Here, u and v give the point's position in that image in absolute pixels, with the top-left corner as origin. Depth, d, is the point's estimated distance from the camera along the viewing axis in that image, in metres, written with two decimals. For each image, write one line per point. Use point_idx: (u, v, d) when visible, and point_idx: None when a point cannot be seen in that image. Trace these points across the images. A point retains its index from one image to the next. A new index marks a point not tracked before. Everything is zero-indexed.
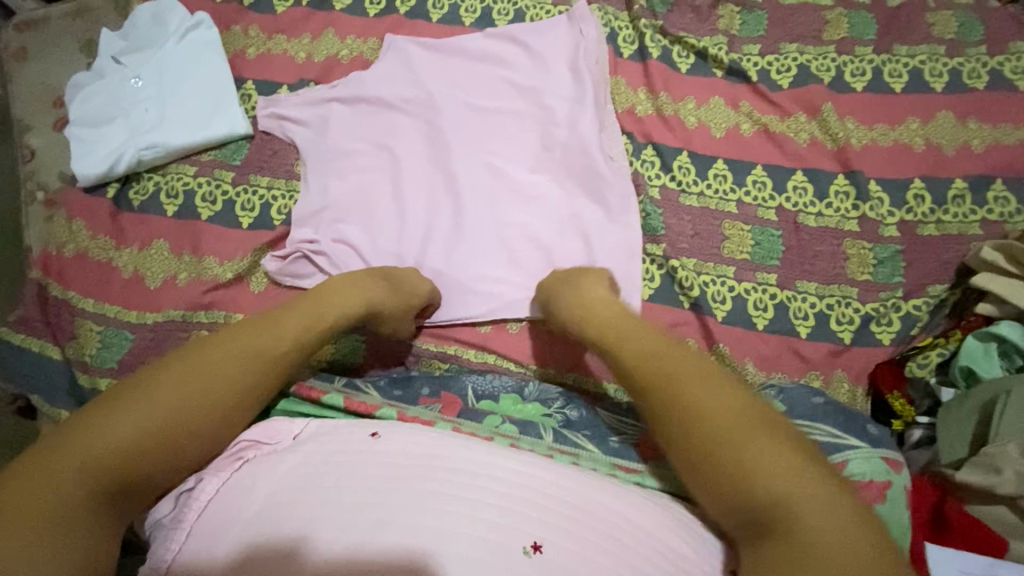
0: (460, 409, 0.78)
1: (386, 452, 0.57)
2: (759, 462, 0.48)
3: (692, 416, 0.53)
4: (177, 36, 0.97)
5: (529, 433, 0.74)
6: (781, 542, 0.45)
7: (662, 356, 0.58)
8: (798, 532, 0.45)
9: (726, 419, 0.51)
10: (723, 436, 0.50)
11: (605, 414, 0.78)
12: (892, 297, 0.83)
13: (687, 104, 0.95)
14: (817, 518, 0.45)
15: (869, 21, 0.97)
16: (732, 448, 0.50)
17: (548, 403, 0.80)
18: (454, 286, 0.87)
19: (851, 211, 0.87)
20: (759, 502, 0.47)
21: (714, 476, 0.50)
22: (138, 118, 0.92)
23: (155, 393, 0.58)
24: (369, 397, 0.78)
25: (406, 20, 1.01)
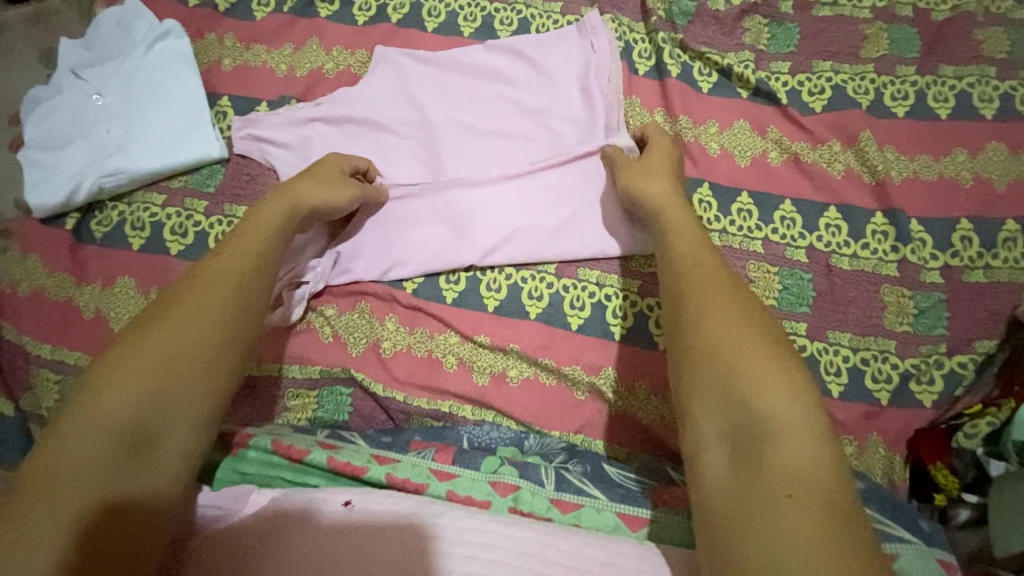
0: (454, 455, 0.69)
1: (360, 522, 0.55)
2: (765, 400, 0.47)
3: (715, 348, 0.52)
4: (143, 46, 0.87)
5: (529, 476, 0.67)
6: (758, 465, 0.44)
7: (708, 289, 0.57)
8: (777, 452, 0.44)
9: (750, 356, 0.51)
10: (739, 365, 0.50)
11: (610, 469, 0.70)
12: (934, 352, 0.75)
13: (709, 128, 0.86)
14: (795, 451, 0.44)
15: (912, 37, 0.87)
16: (749, 381, 0.49)
17: (550, 458, 0.71)
18: (449, 332, 0.79)
19: (890, 253, 0.79)
20: (749, 422, 0.47)
21: (716, 401, 0.50)
22: (100, 140, 0.83)
23: (148, 355, 0.51)
24: (354, 452, 0.69)
25: (400, 30, 0.92)
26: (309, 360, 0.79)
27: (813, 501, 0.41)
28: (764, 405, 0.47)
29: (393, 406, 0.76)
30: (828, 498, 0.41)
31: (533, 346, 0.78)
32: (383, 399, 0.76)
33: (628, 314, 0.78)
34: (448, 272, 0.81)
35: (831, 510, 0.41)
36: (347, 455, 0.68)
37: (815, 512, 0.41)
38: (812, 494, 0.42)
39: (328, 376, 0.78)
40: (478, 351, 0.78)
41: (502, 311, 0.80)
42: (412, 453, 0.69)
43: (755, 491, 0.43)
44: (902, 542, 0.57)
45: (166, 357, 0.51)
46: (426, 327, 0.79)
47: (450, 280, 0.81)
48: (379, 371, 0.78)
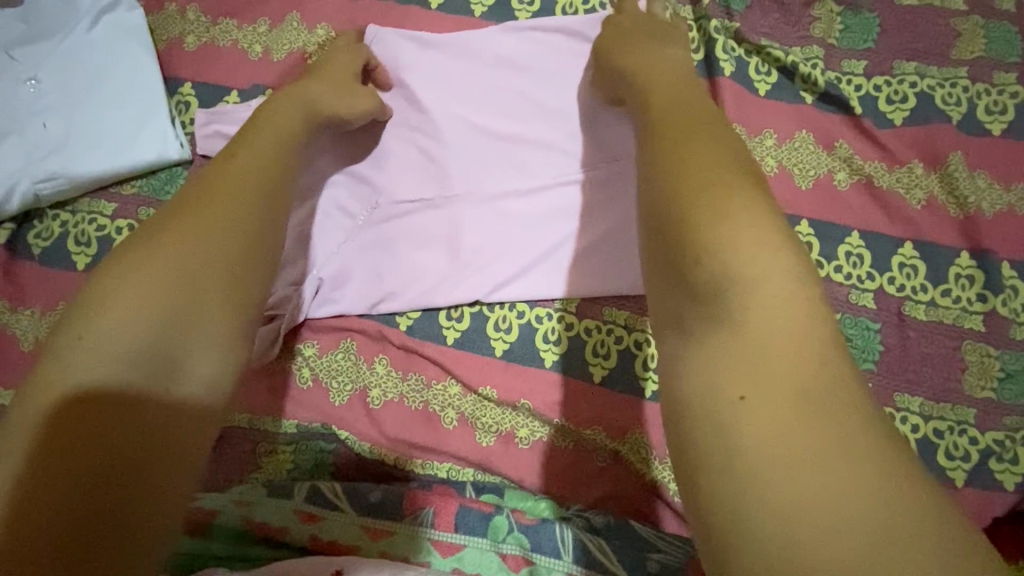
0: (455, 513, 0.60)
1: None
2: (805, 389, 0.32)
3: (741, 295, 0.35)
4: (88, 19, 0.72)
5: (542, 545, 0.58)
6: (726, 368, 0.34)
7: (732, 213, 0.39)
8: (755, 351, 0.34)
9: (733, 214, 0.38)
10: (724, 239, 0.37)
11: (640, 526, 0.59)
12: (1021, 425, 0.64)
13: (765, 140, 0.72)
14: (779, 352, 0.33)
15: (1014, 36, 0.72)
16: (779, 357, 0.33)
17: (566, 508, 0.62)
18: (450, 379, 0.67)
19: (976, 303, 0.66)
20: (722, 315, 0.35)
21: (685, 291, 0.38)
22: (34, 136, 0.69)
23: (142, 329, 0.40)
24: (342, 526, 0.59)
25: (398, 7, 0.76)
26: (284, 412, 0.67)
27: (804, 423, 0.31)
28: (743, 290, 0.35)
29: (383, 468, 0.66)
30: (808, 406, 0.31)
31: (548, 402, 0.66)
32: (370, 457, 0.65)
33: None
34: (449, 308, 0.69)
35: (822, 432, 0.31)
36: (331, 528, 0.58)
37: (804, 436, 0.31)
38: (799, 408, 0.31)
39: (306, 431, 0.66)
40: (483, 404, 0.67)
41: (513, 356, 0.68)
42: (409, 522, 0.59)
43: (725, 402, 0.33)
44: None
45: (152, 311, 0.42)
46: (422, 371, 0.68)
47: (452, 317, 0.69)
48: (366, 424, 0.67)
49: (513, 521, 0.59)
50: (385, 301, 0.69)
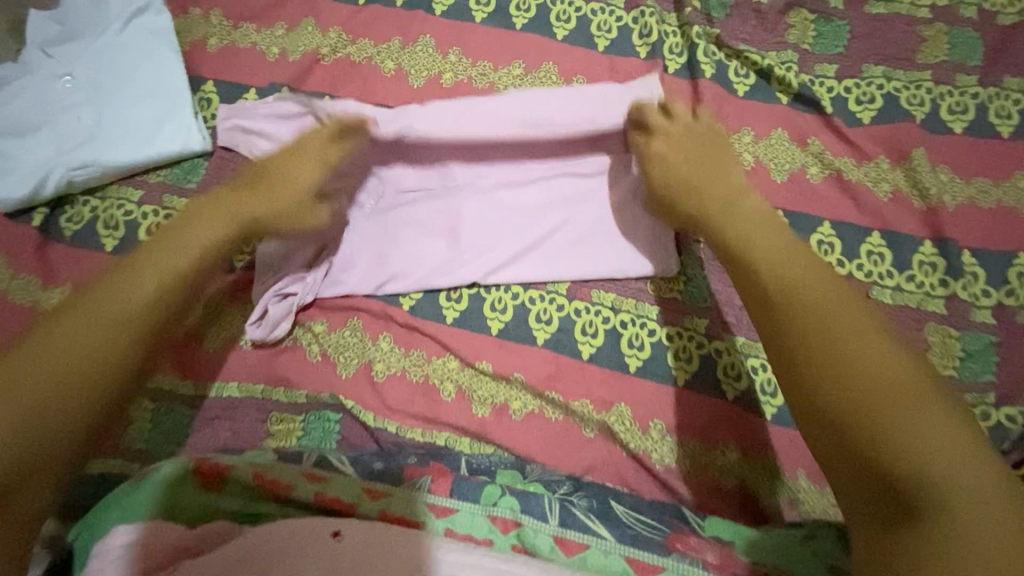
0: (451, 484, 0.63)
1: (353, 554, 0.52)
2: (906, 403, 0.37)
3: (866, 363, 0.39)
4: (120, 22, 0.79)
5: (533, 510, 0.61)
6: (864, 432, 0.38)
7: (793, 267, 0.46)
8: (907, 426, 0.37)
9: (823, 295, 0.43)
10: (832, 319, 0.42)
11: (621, 508, 0.63)
12: (983, 402, 0.67)
13: (743, 136, 0.77)
14: (925, 420, 0.37)
15: (976, 42, 0.78)
16: (874, 381, 0.38)
17: (554, 486, 0.65)
18: (448, 355, 0.72)
19: (937, 288, 0.71)
20: (860, 394, 0.38)
21: (824, 377, 0.40)
22: (69, 128, 0.75)
23: (22, 361, 0.41)
24: (345, 485, 0.63)
25: (405, 12, 0.83)
26: (294, 384, 0.72)
27: (956, 474, 0.35)
28: (868, 364, 0.39)
29: (385, 437, 0.70)
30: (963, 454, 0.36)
31: (539, 377, 0.71)
32: (373, 427, 0.70)
33: (644, 344, 0.72)
34: (448, 289, 0.74)
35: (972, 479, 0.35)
36: (338, 488, 0.62)
37: (962, 487, 0.35)
38: (951, 465, 0.36)
39: (314, 400, 0.71)
40: (479, 378, 0.72)
41: (507, 334, 0.73)
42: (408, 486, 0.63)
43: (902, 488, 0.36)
44: None
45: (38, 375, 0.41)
46: (422, 346, 0.73)
47: (451, 298, 0.74)
48: (370, 395, 0.72)
49: (504, 493, 0.63)
50: (388, 282, 0.74)
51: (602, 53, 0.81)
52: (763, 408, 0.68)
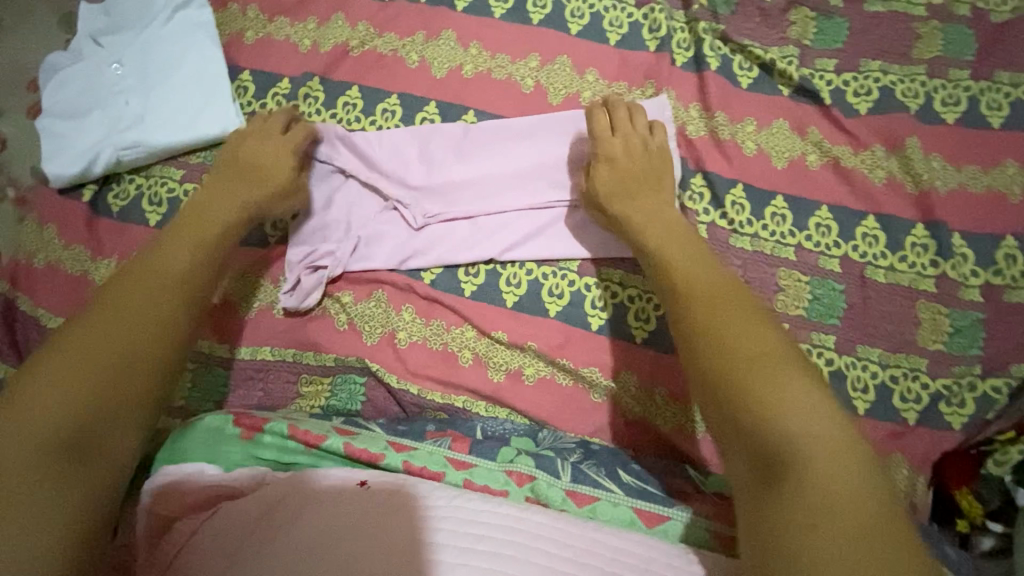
0: (470, 444, 0.67)
1: (377, 497, 0.55)
2: (773, 376, 0.47)
3: (742, 346, 0.50)
4: (164, 14, 0.84)
5: (547, 467, 0.65)
6: (742, 402, 0.47)
7: (712, 289, 0.55)
8: (771, 394, 0.46)
9: (716, 293, 0.55)
10: (718, 311, 0.53)
11: (627, 475, 0.66)
12: (967, 373, 0.72)
13: (746, 126, 0.82)
14: (783, 388, 0.46)
15: (968, 38, 0.82)
16: (765, 374, 0.47)
17: (565, 453, 0.69)
18: (466, 325, 0.78)
19: (929, 268, 0.76)
20: (734, 369, 0.48)
21: (712, 357, 0.50)
22: (118, 111, 0.81)
23: (56, 370, 0.48)
24: (371, 438, 0.67)
25: (429, 8, 0.88)
26: (323, 348, 0.78)
27: (807, 428, 0.44)
28: (742, 345, 0.50)
29: (406, 398, 0.76)
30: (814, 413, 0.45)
31: (551, 344, 0.76)
32: (397, 391, 0.75)
33: (651, 317, 0.76)
34: (467, 265, 0.79)
35: (821, 431, 0.44)
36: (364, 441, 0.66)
37: (811, 438, 0.43)
38: (804, 421, 0.44)
39: (342, 363, 0.77)
40: (494, 347, 0.77)
41: (522, 307, 0.78)
42: (428, 442, 0.67)
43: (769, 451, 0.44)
44: None
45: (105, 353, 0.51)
46: (442, 316, 0.78)
47: (469, 273, 0.79)
48: (392, 362, 0.77)
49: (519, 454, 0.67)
50: (413, 258, 0.79)
51: (614, 47, 0.86)
52: None
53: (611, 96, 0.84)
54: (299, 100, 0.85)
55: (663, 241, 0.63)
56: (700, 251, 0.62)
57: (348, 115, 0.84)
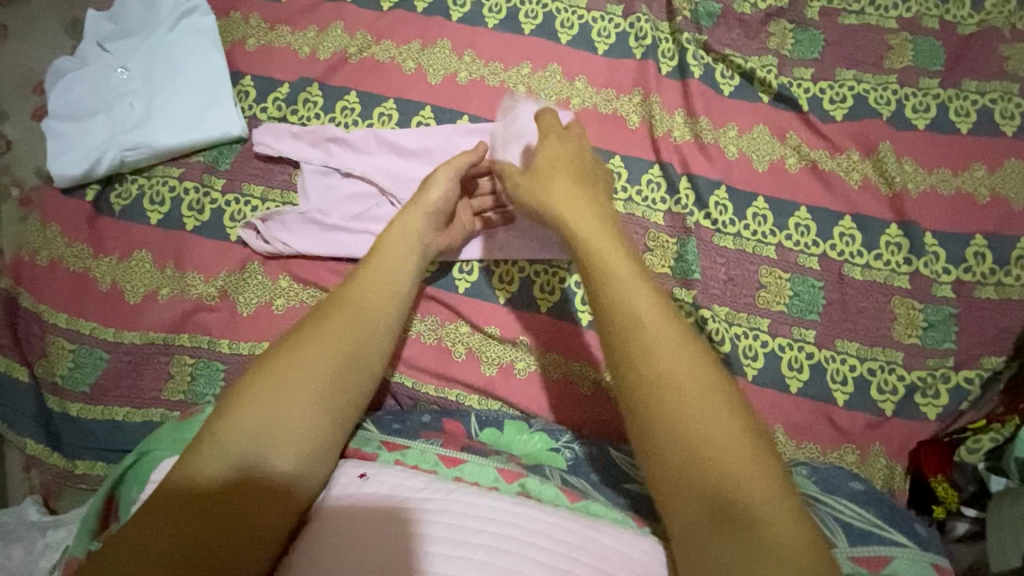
0: (464, 444, 0.69)
1: (376, 495, 0.55)
2: (706, 409, 0.46)
3: (669, 373, 0.47)
4: (169, 21, 0.87)
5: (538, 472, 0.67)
6: (681, 444, 0.45)
7: (648, 313, 0.50)
8: (699, 429, 0.45)
9: (641, 305, 0.50)
10: (644, 328, 0.49)
11: (616, 455, 0.71)
12: (940, 365, 0.76)
13: (728, 131, 0.85)
14: (715, 427, 0.45)
15: (937, 49, 0.87)
16: (702, 409, 0.46)
17: (556, 437, 0.72)
18: (461, 321, 0.80)
19: (903, 265, 0.79)
20: (668, 405, 0.46)
21: (647, 386, 0.48)
22: (123, 114, 0.84)
23: (248, 434, 0.52)
24: (364, 439, 0.68)
25: (425, 18, 0.92)
26: None
27: (745, 470, 0.44)
28: (666, 375, 0.47)
29: (401, 391, 0.78)
30: (741, 449, 0.45)
31: (542, 339, 0.78)
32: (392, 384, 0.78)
33: None
34: (461, 262, 0.82)
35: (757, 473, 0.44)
36: (357, 441, 0.67)
37: (748, 478, 0.43)
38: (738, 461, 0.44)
39: None
40: (487, 342, 0.79)
41: (513, 303, 0.80)
42: (423, 440, 0.69)
43: (719, 504, 0.43)
44: (898, 547, 0.56)
45: (299, 422, 0.54)
46: (438, 313, 0.80)
47: (463, 270, 0.82)
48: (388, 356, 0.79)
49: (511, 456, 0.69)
50: None
51: (602, 55, 0.89)
52: (745, 370, 0.76)
53: (599, 102, 0.87)
54: (299, 104, 0.88)
55: (580, 232, 0.57)
56: (625, 250, 0.55)
57: (346, 118, 0.87)
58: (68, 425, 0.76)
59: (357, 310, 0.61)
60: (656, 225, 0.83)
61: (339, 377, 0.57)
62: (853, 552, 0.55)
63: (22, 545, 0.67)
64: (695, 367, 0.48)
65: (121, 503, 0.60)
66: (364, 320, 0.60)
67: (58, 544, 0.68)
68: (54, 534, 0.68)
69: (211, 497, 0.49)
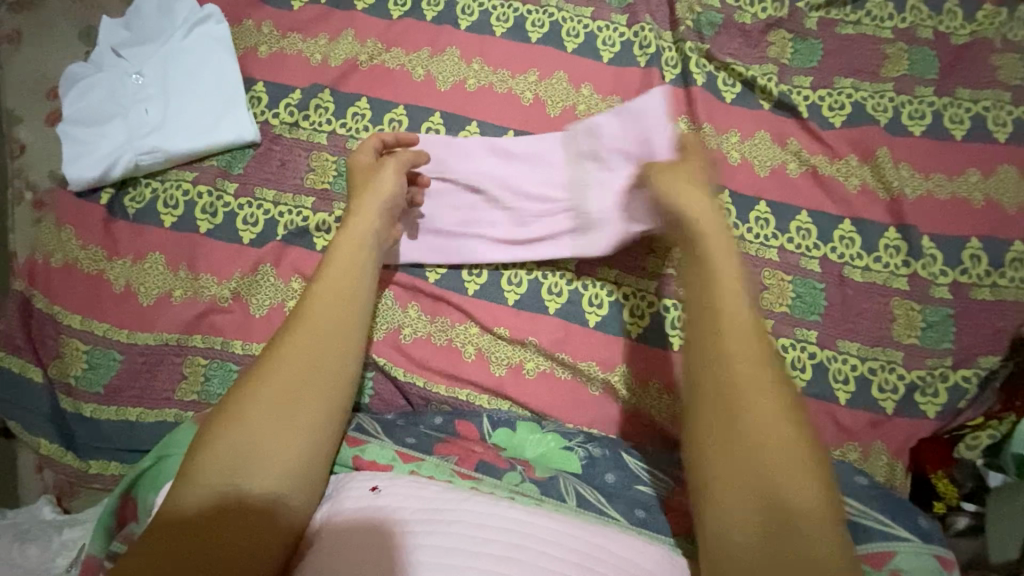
0: (478, 463, 0.68)
1: (387, 505, 0.55)
2: (782, 447, 0.49)
3: (752, 405, 0.50)
4: (183, 29, 0.89)
5: (551, 494, 0.65)
6: (754, 467, 0.49)
7: (736, 328, 0.53)
8: (770, 460, 0.48)
9: (738, 323, 0.53)
10: (738, 357, 0.52)
11: (630, 459, 0.70)
12: (939, 365, 0.78)
13: (731, 137, 0.88)
14: (784, 463, 0.48)
15: (931, 59, 0.90)
16: (774, 451, 0.49)
17: (569, 437, 0.72)
18: (471, 322, 0.81)
19: (901, 267, 0.81)
20: (744, 431, 0.50)
21: (722, 406, 0.51)
22: (138, 119, 0.85)
23: (220, 451, 0.53)
24: (379, 449, 0.67)
25: (434, 26, 0.94)
26: None
27: (806, 519, 0.46)
28: (748, 402, 0.50)
29: (413, 391, 0.79)
30: (802, 489, 0.47)
31: (550, 340, 0.80)
32: (404, 386, 0.79)
33: (645, 314, 0.80)
34: (470, 264, 0.83)
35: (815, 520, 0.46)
36: (373, 453, 0.67)
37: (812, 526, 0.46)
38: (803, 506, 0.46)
39: None
40: (497, 343, 0.81)
41: (522, 305, 0.82)
42: (435, 457, 0.68)
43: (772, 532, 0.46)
44: (901, 541, 0.57)
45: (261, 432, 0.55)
46: (449, 314, 0.82)
47: (473, 272, 0.83)
48: (400, 357, 0.80)
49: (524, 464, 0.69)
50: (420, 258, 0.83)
51: (608, 64, 0.92)
52: None
53: (605, 109, 0.89)
54: (310, 110, 0.90)
55: (709, 249, 0.58)
56: (731, 258, 0.57)
57: (357, 124, 0.89)
58: (82, 426, 0.77)
59: (308, 316, 0.61)
60: None
61: (296, 382, 0.57)
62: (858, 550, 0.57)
63: (39, 543, 0.68)
64: (775, 405, 0.50)
65: (138, 507, 0.59)
66: (324, 328, 0.61)
67: (74, 542, 0.69)
68: (69, 532, 0.69)
69: (199, 536, 0.50)
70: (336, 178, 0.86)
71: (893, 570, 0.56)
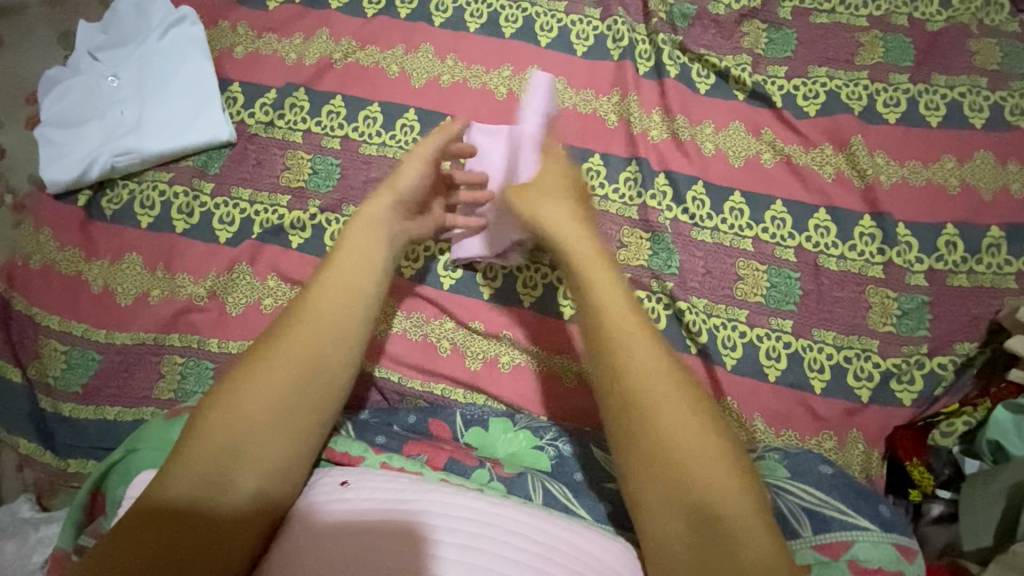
0: (445, 461, 0.67)
1: (352, 498, 0.52)
2: (693, 439, 0.48)
3: (650, 411, 0.49)
4: (158, 32, 0.90)
5: (518, 492, 0.65)
6: (668, 472, 0.47)
7: (628, 345, 0.51)
8: (680, 459, 0.47)
9: (623, 328, 0.52)
10: (624, 359, 0.50)
11: (600, 454, 0.70)
12: (915, 353, 0.77)
13: (705, 128, 0.87)
14: (694, 458, 0.47)
15: (907, 46, 0.89)
16: (685, 454, 0.47)
17: (541, 434, 0.72)
18: (446, 317, 0.82)
19: (876, 255, 0.81)
20: (650, 435, 0.48)
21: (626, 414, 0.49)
22: (114, 121, 0.86)
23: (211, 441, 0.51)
24: (352, 442, 0.67)
25: (408, 24, 0.94)
26: None
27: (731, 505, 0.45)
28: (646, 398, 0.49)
29: (388, 386, 0.79)
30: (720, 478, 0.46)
31: (525, 334, 0.80)
32: (380, 381, 0.79)
33: None
34: (447, 260, 0.83)
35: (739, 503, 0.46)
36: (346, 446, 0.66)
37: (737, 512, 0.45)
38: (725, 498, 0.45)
39: None
40: (471, 337, 0.81)
41: (498, 298, 0.82)
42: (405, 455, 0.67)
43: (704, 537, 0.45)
44: (862, 531, 0.57)
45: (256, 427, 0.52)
46: (425, 309, 0.82)
47: (449, 267, 0.83)
48: (377, 352, 0.80)
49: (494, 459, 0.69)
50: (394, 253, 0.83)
51: (582, 57, 0.92)
52: (722, 360, 0.78)
53: (579, 103, 0.89)
54: (286, 109, 0.90)
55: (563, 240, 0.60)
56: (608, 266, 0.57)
57: (332, 122, 0.89)
58: (61, 425, 0.78)
59: (319, 310, 0.57)
60: (629, 220, 0.84)
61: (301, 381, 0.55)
62: (814, 541, 0.57)
63: (15, 540, 0.69)
64: (675, 391, 0.49)
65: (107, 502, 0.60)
66: (330, 323, 0.57)
67: (50, 539, 0.69)
68: (45, 529, 0.70)
69: (174, 538, 0.47)
70: (312, 177, 0.87)
71: (850, 559, 0.56)
